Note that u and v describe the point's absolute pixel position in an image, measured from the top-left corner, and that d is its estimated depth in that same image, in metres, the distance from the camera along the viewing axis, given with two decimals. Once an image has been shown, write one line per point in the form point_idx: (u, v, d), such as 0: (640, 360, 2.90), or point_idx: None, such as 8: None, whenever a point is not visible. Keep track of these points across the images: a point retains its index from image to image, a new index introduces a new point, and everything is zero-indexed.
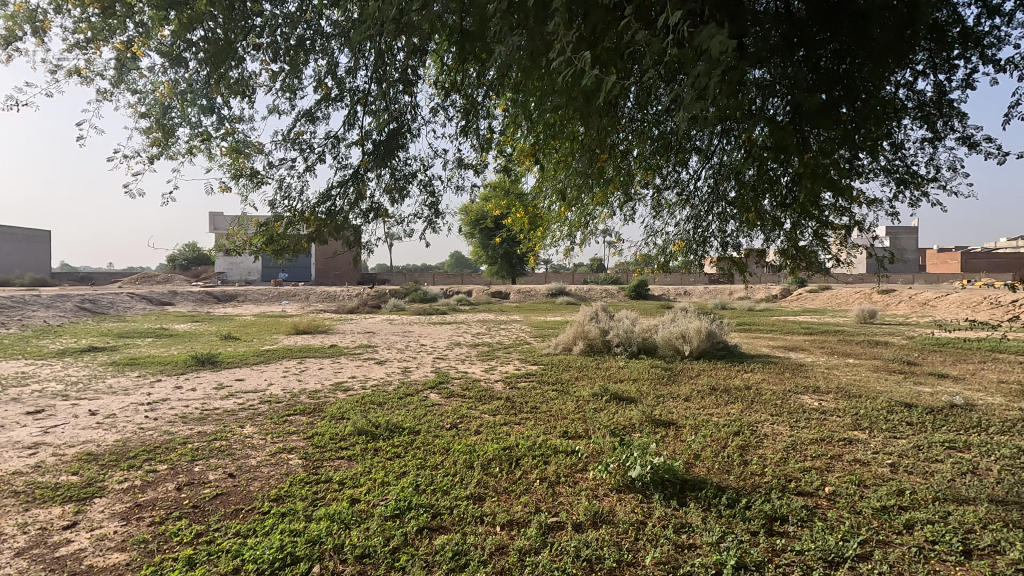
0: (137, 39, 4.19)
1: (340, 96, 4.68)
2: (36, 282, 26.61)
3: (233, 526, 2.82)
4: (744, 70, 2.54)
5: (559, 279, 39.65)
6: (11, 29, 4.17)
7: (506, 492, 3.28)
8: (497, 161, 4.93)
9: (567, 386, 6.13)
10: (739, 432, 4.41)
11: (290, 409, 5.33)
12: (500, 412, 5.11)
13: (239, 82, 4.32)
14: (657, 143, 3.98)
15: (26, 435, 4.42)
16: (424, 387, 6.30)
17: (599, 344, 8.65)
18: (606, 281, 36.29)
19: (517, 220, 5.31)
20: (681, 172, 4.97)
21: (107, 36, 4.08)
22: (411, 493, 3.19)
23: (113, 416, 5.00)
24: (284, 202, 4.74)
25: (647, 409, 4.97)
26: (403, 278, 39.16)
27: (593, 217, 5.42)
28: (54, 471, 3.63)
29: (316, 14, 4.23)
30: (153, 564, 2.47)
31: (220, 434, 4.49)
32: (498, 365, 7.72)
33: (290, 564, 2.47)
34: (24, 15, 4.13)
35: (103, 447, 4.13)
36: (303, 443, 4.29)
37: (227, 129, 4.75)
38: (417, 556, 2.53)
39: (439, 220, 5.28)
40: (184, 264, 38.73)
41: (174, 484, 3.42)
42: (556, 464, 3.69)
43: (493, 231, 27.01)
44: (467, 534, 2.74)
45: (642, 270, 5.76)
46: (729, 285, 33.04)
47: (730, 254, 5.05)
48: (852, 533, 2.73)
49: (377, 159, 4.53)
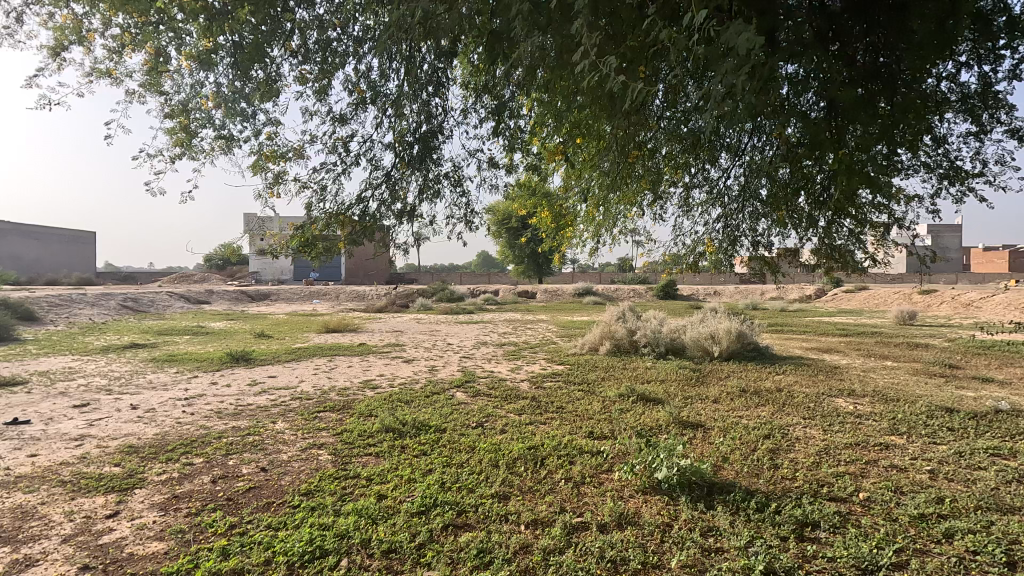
0: (175, 47, 4.32)
1: (371, 99, 4.74)
2: (82, 282, 27.80)
3: (265, 519, 2.90)
4: (774, 66, 2.48)
5: (586, 279, 39.47)
6: (58, 40, 4.37)
7: (531, 491, 3.29)
8: (526, 162, 4.93)
9: (593, 386, 6.10)
10: (769, 435, 4.32)
11: (320, 406, 5.44)
12: (526, 411, 5.12)
13: (272, 87, 4.42)
14: (685, 141, 3.92)
15: (72, 428, 4.63)
16: (450, 386, 6.36)
17: (626, 344, 8.58)
18: (633, 281, 35.97)
19: (545, 220, 5.29)
20: (710, 171, 4.89)
21: (147, 44, 4.22)
22: (437, 491, 3.23)
23: (152, 411, 5.20)
24: (318, 204, 4.83)
25: (674, 410, 4.92)
26: (431, 279, 39.53)
27: (622, 215, 5.37)
28: (97, 462, 3.80)
29: (347, 19, 4.29)
30: (189, 554, 2.56)
31: (253, 429, 4.62)
32: (524, 365, 7.73)
33: (319, 557, 2.53)
34: (71, 27, 4.31)
35: (143, 440, 4.30)
36: (332, 439, 4.38)
37: (261, 132, 4.86)
38: (443, 553, 2.56)
39: (469, 220, 5.30)
40: (220, 264, 39.87)
41: (209, 477, 3.54)
42: (581, 464, 3.67)
43: (520, 231, 27.04)
44: (492, 532, 2.76)
45: (671, 270, 5.70)
46: (760, 286, 32.35)
47: (761, 254, 4.95)
48: (887, 540, 2.65)
49: (409, 161, 4.58)
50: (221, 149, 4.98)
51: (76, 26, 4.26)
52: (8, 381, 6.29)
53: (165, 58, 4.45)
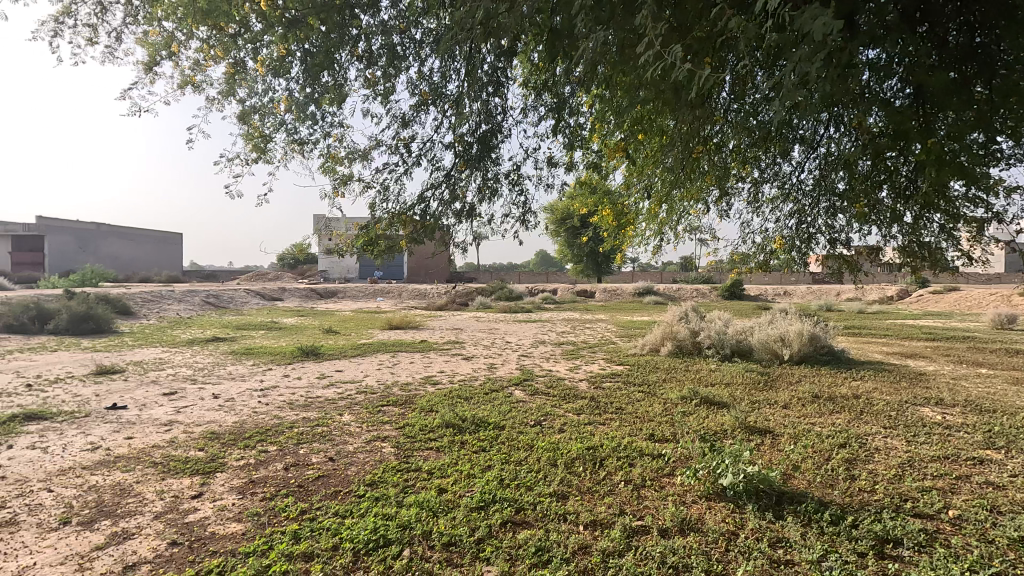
0: (251, 57, 4.57)
1: (433, 101, 4.84)
2: (171, 279, 30.10)
3: (333, 507, 3.03)
4: (853, 52, 2.33)
5: (647, 279, 38.63)
6: (150, 55, 4.73)
7: (589, 492, 3.26)
8: (586, 159, 4.88)
9: (654, 388, 5.97)
10: (845, 444, 4.07)
11: (384, 400, 5.63)
12: (584, 411, 5.08)
13: (340, 91, 4.60)
14: (755, 134, 3.75)
15: (162, 414, 5.02)
16: (509, 384, 6.40)
17: (689, 345, 8.33)
18: (697, 280, 34.87)
19: (605, 218, 5.22)
20: (782, 164, 4.66)
21: (227, 56, 4.49)
22: (496, 487, 3.26)
23: (231, 400, 5.55)
24: (382, 204, 4.98)
25: (740, 414, 4.73)
26: (490, 277, 39.95)
27: (686, 212, 5.21)
28: (184, 446, 4.10)
29: (411, 24, 4.40)
30: (265, 536, 2.72)
31: (322, 420, 4.84)
32: (583, 365, 7.67)
33: (383, 546, 2.61)
34: (161, 41, 4.65)
35: (224, 428, 4.60)
36: (396, 432, 4.52)
37: (329, 136, 5.06)
38: (501, 549, 2.58)
39: (528, 219, 5.31)
40: (291, 263, 42.00)
41: (282, 464, 3.74)
42: (641, 467, 3.60)
43: (579, 229, 26.83)
44: (550, 531, 2.76)
45: (739, 269, 5.47)
46: (835, 286, 30.49)
47: (838, 252, 4.67)
48: (982, 564, 2.43)
49: (469, 161, 4.64)
50: (292, 153, 5.23)
51: (165, 40, 4.60)
52: (109, 370, 6.91)
53: (243, 68, 4.72)
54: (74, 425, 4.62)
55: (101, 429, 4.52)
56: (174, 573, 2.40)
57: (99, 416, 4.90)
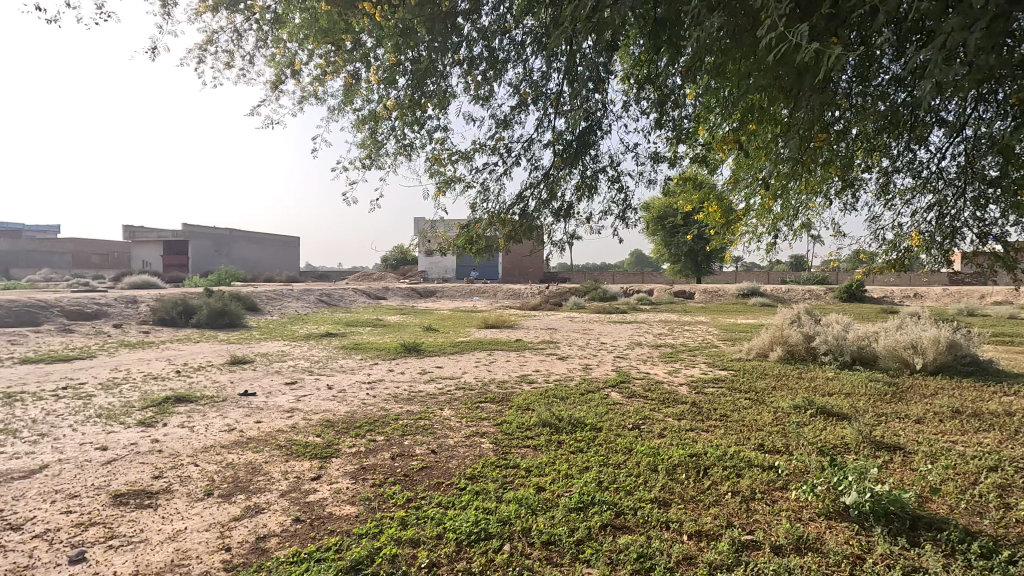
0: (364, 69, 4.88)
1: (533, 100, 4.88)
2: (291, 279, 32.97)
3: (436, 497, 3.15)
4: (1016, 18, 2.03)
5: (752, 279, 36.34)
6: (278, 73, 5.20)
7: (693, 501, 3.12)
8: (690, 153, 4.69)
9: (762, 396, 5.60)
10: (996, 468, 3.57)
11: (482, 397, 5.78)
12: (685, 417, 4.88)
13: (444, 96, 4.78)
14: (886, 119, 3.39)
15: (285, 401, 5.51)
16: (605, 385, 6.31)
17: (801, 351, 7.73)
18: (809, 281, 32.25)
19: (710, 214, 4.97)
20: (918, 150, 4.18)
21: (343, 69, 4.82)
22: (594, 489, 3.22)
23: (343, 392, 5.98)
24: (482, 205, 5.10)
25: (863, 427, 4.31)
26: (584, 278, 39.62)
27: (802, 206, 4.83)
28: (304, 432, 4.48)
29: (513, 25, 4.47)
30: (376, 519, 2.89)
31: (425, 414, 5.07)
32: (682, 368, 7.37)
33: (484, 539, 2.68)
34: (286, 59, 5.09)
35: (337, 416, 4.96)
36: (494, 429, 4.62)
37: (434, 139, 5.27)
38: (601, 552, 2.55)
39: (628, 216, 5.19)
40: (394, 263, 44.39)
41: (389, 453, 3.96)
42: (750, 478, 3.39)
43: (678, 228, 25.83)
44: (651, 538, 2.68)
45: (865, 269, 4.98)
46: (980, 288, 26.78)
47: (989, 249, 4.10)
48: None
49: (568, 159, 4.63)
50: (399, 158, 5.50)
51: (290, 58, 5.03)
52: (241, 360, 7.71)
53: (357, 80, 5.05)
54: (214, 408, 5.21)
55: (236, 413, 5.05)
56: (298, 547, 2.63)
57: (233, 401, 5.49)
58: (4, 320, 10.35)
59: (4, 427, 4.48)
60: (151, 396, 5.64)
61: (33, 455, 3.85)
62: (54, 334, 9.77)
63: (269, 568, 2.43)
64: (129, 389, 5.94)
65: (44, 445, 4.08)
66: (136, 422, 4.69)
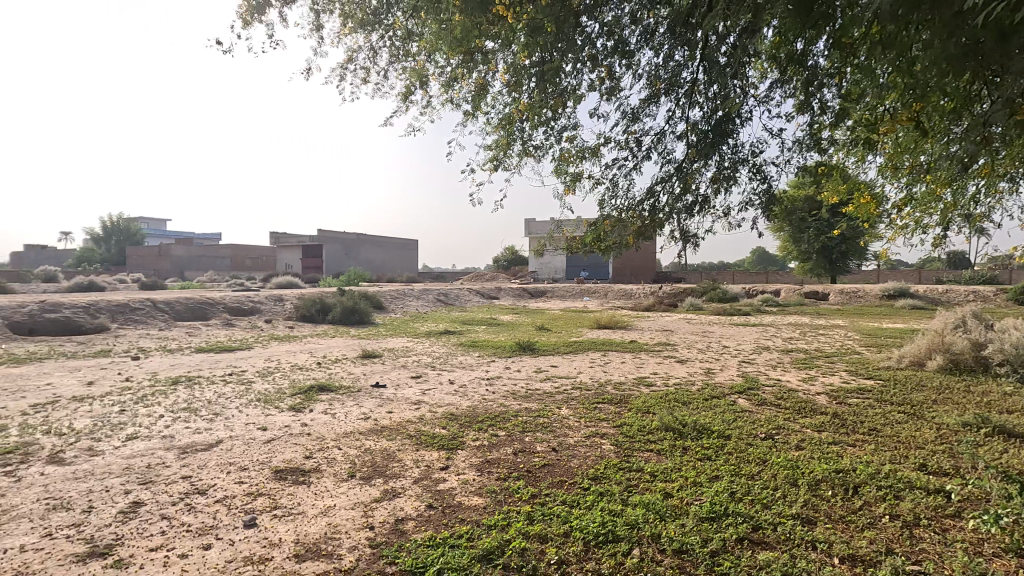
0: (494, 74, 5.04)
1: (664, 92, 4.74)
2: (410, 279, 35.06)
3: (560, 495, 3.17)
4: None
5: (899, 279, 32.28)
6: (414, 85, 5.55)
7: (843, 521, 2.84)
8: (843, 138, 4.27)
9: (921, 410, 4.94)
10: None
11: (599, 397, 5.72)
12: (827, 429, 4.45)
13: (572, 94, 4.80)
14: None
15: (412, 394, 5.86)
16: (731, 391, 5.94)
17: (968, 361, 6.71)
18: (973, 281, 27.95)
19: (862, 206, 4.53)
20: None
21: (474, 76, 5.02)
22: (728, 499, 3.05)
23: (464, 387, 6.22)
24: (610, 202, 5.05)
25: None
26: (700, 277, 37.72)
27: (984, 193, 4.20)
28: (431, 423, 4.73)
29: (644, 16, 4.37)
30: (502, 512, 2.97)
31: (543, 412, 5.12)
32: (819, 376, 6.73)
33: (611, 541, 2.64)
34: (421, 71, 5.42)
35: (460, 410, 5.18)
36: (614, 430, 4.54)
37: (560, 139, 5.31)
38: (740, 566, 2.40)
39: (769, 209, 4.85)
40: (505, 264, 45.46)
41: (511, 449, 4.05)
42: (913, 502, 3.01)
43: (809, 223, 23.66)
44: (797, 557, 2.47)
45: None
46: None
47: None
48: None
49: (703, 150, 4.43)
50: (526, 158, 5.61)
51: (425, 70, 5.34)
52: (371, 354, 8.33)
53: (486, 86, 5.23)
54: (351, 397, 5.68)
55: (370, 403, 5.46)
56: (433, 532, 2.77)
57: (367, 392, 5.94)
58: (182, 315, 12.10)
59: (188, 406, 5.23)
60: (299, 384, 6.28)
61: (210, 431, 4.46)
62: (220, 328, 11.25)
63: (409, 549, 2.59)
64: (280, 378, 6.66)
65: (218, 423, 4.71)
66: (288, 407, 5.25)
